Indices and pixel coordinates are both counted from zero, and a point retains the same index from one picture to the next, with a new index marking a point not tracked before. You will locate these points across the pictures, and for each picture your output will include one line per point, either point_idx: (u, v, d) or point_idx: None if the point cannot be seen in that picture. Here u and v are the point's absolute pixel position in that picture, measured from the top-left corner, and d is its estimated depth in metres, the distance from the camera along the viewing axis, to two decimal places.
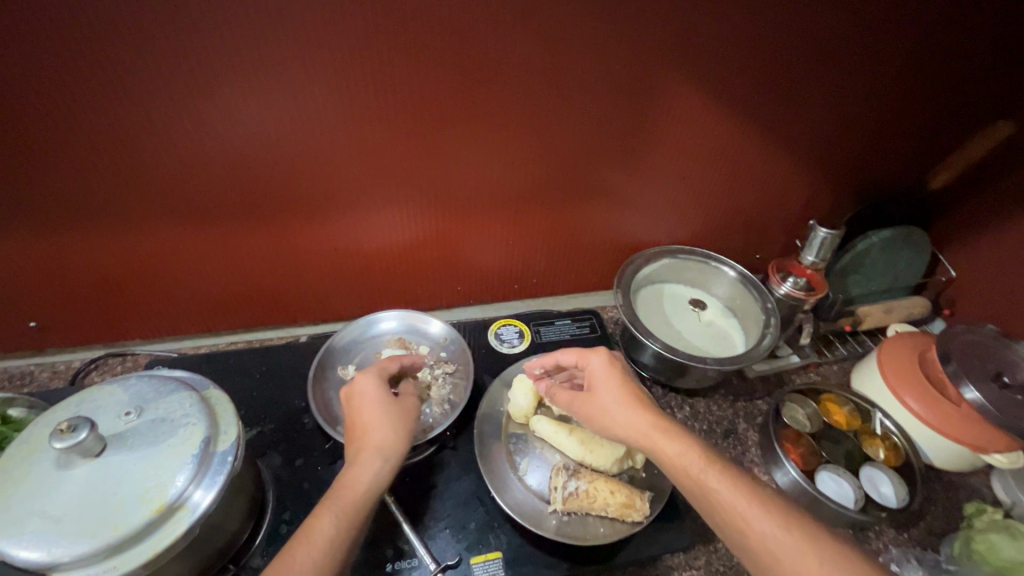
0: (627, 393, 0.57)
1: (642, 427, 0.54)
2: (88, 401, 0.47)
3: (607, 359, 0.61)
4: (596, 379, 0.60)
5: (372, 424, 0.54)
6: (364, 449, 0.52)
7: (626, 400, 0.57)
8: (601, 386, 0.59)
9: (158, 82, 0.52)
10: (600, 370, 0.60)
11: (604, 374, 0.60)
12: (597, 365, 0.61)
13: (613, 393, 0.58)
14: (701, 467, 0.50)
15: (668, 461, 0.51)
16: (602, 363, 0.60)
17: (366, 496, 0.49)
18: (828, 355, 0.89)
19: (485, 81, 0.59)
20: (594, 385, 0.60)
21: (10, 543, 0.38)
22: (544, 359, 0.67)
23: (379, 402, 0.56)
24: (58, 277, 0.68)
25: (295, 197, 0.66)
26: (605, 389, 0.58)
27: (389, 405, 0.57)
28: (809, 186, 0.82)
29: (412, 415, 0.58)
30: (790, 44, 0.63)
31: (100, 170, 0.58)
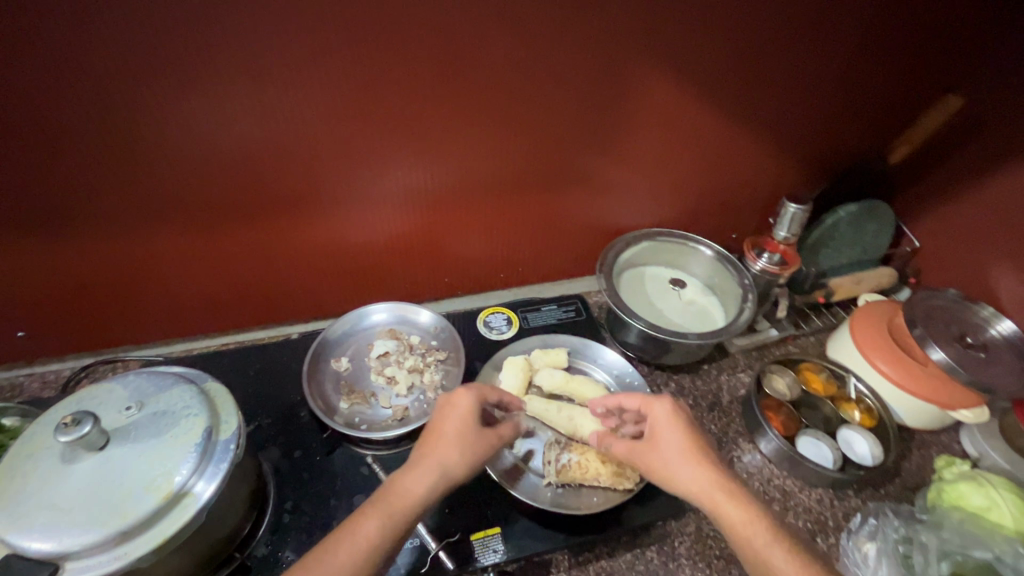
0: (691, 448, 0.54)
1: (705, 485, 0.51)
2: (88, 399, 0.48)
3: (673, 407, 0.57)
4: (659, 428, 0.56)
5: (453, 443, 0.53)
6: (428, 463, 0.52)
7: (689, 457, 0.53)
8: (662, 436, 0.55)
9: (139, 84, 0.53)
10: (663, 416, 0.56)
11: (668, 423, 0.56)
12: (661, 412, 0.57)
13: (675, 447, 0.54)
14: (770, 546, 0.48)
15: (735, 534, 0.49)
16: (666, 410, 0.57)
17: (417, 505, 0.49)
18: (805, 328, 0.92)
19: (462, 74, 0.61)
20: (654, 434, 0.56)
21: (22, 535, 0.39)
22: (606, 399, 0.63)
23: (463, 428, 0.54)
24: (45, 285, 0.68)
25: (280, 195, 0.67)
26: (665, 442, 0.55)
27: (470, 438, 0.54)
28: (779, 165, 0.86)
29: (484, 453, 0.55)
30: (754, 27, 0.65)
31: (84, 175, 0.58)
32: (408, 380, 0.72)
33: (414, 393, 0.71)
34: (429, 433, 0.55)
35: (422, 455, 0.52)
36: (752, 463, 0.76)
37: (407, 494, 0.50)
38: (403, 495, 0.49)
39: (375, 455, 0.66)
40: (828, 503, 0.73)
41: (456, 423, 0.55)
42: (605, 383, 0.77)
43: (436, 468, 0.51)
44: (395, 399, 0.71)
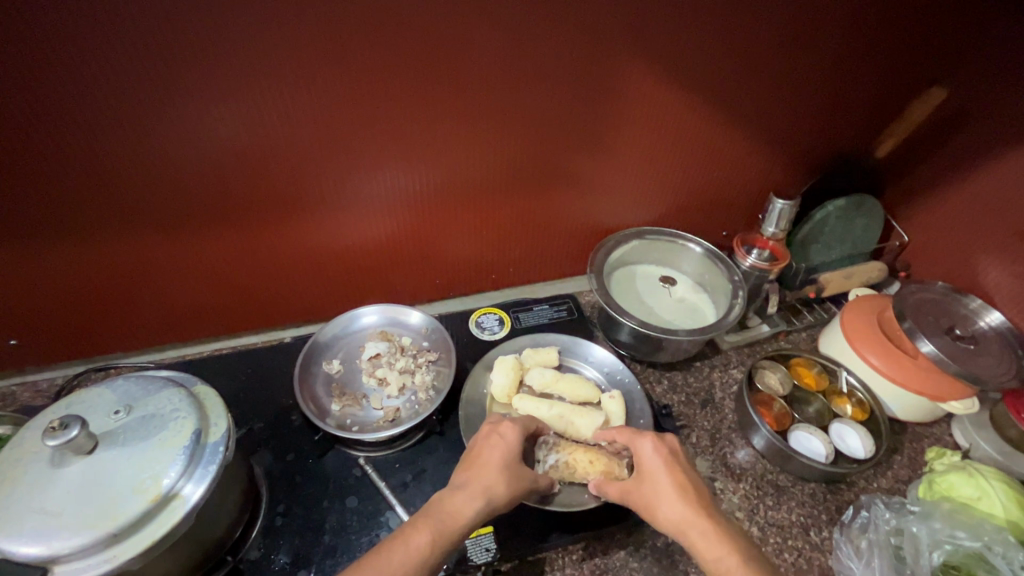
0: (679, 487, 0.53)
1: (683, 524, 0.51)
2: (77, 403, 0.48)
3: (658, 443, 0.57)
4: (645, 463, 0.56)
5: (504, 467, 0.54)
6: (481, 483, 0.52)
7: (675, 496, 0.53)
8: (647, 472, 0.55)
9: (124, 89, 0.53)
10: (648, 454, 0.56)
11: (654, 458, 0.56)
12: (646, 449, 0.57)
13: (662, 487, 0.54)
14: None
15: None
16: (651, 449, 0.57)
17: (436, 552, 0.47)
18: (797, 324, 0.92)
19: (447, 77, 0.62)
20: (642, 471, 0.56)
21: (10, 540, 0.39)
22: (606, 432, 0.62)
23: (511, 456, 0.56)
24: (36, 293, 0.68)
25: (268, 200, 0.68)
26: (653, 483, 0.54)
27: (517, 466, 0.55)
28: (766, 163, 0.86)
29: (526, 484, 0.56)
30: (737, 24, 0.66)
31: (72, 182, 0.59)
32: (399, 381, 0.72)
33: (406, 395, 0.72)
34: (472, 458, 0.55)
35: (473, 476, 0.53)
36: (745, 459, 0.76)
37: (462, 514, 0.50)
38: (456, 512, 0.50)
39: (367, 457, 0.66)
40: (821, 497, 0.73)
41: (510, 451, 0.56)
42: (596, 380, 0.78)
43: (488, 490, 0.52)
44: (387, 401, 0.71)
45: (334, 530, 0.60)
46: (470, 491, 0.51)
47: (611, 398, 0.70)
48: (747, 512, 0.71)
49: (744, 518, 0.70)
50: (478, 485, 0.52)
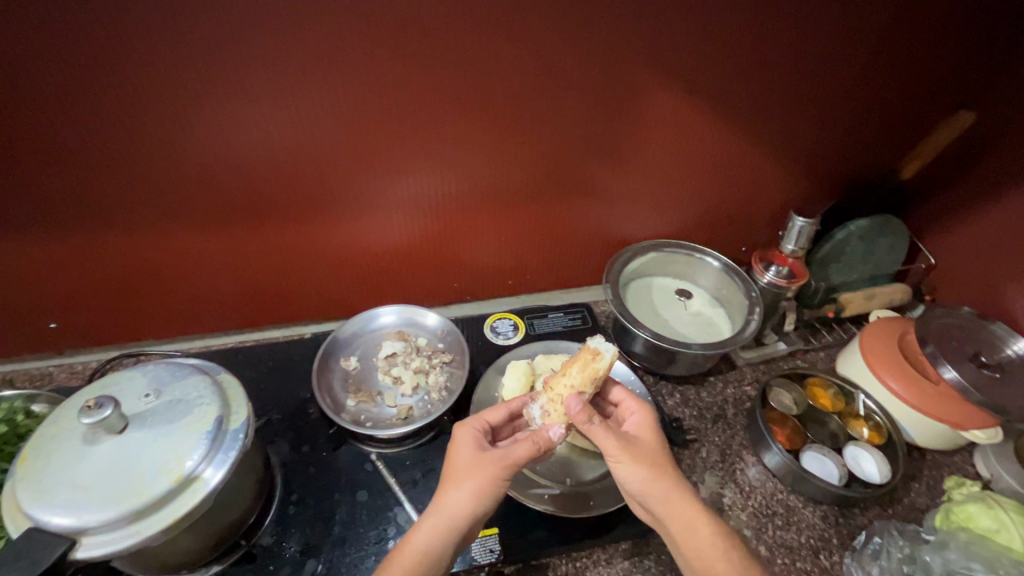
0: (668, 459, 0.55)
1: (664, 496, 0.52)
2: (111, 385, 0.51)
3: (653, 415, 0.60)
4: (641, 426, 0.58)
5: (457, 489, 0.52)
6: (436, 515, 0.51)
7: (663, 465, 0.54)
8: (642, 435, 0.57)
9: (168, 89, 0.56)
10: (646, 423, 0.58)
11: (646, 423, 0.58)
12: (644, 416, 0.59)
13: (655, 453, 0.55)
14: (729, 557, 0.51)
15: (698, 544, 0.51)
16: (648, 419, 0.59)
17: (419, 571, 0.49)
18: (815, 342, 0.91)
19: (473, 86, 0.64)
20: (636, 435, 0.57)
21: (44, 509, 0.42)
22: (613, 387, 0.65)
23: (460, 464, 0.54)
24: (77, 279, 0.72)
25: (296, 199, 0.70)
26: (644, 447, 0.55)
27: (468, 469, 0.53)
28: (789, 179, 0.86)
29: (492, 474, 0.52)
30: (761, 41, 0.66)
31: (116, 175, 0.62)
32: (413, 381, 0.73)
33: (419, 394, 0.73)
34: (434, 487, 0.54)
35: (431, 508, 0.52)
36: (755, 477, 0.75)
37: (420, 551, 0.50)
38: (412, 551, 0.50)
39: (379, 453, 0.68)
40: (833, 521, 0.72)
41: (460, 471, 0.53)
42: None
43: (444, 520, 0.51)
44: (400, 399, 0.73)
45: (344, 522, 0.61)
46: (424, 529, 0.51)
47: None
48: (754, 530, 0.70)
49: (751, 537, 0.69)
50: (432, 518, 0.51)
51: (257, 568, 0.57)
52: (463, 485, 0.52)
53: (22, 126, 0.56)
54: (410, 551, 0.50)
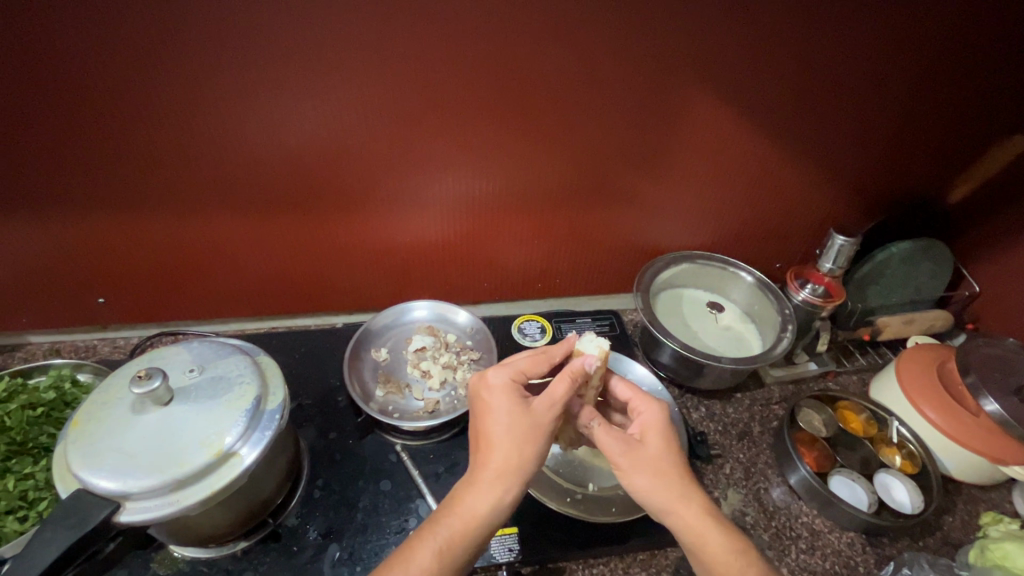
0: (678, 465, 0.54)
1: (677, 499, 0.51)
2: (159, 359, 0.53)
3: (662, 416, 0.57)
4: (649, 429, 0.56)
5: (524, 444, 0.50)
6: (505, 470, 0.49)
7: (669, 472, 0.53)
8: (652, 439, 0.55)
9: (227, 79, 0.59)
10: (654, 424, 0.56)
11: (657, 426, 0.56)
12: (654, 418, 0.57)
13: (660, 460, 0.53)
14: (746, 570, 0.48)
15: (712, 556, 0.49)
16: (655, 423, 0.56)
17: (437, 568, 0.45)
18: (847, 365, 0.89)
19: (518, 88, 0.65)
20: (642, 438, 0.55)
21: (93, 472, 0.44)
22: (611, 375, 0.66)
23: (511, 419, 0.50)
24: (127, 257, 0.75)
25: (339, 192, 0.72)
26: (648, 451, 0.54)
27: (522, 425, 0.50)
28: (830, 198, 0.84)
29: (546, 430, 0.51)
30: (808, 55, 0.66)
31: (173, 159, 0.65)
32: (442, 375, 0.75)
33: (446, 389, 0.74)
34: (483, 440, 0.50)
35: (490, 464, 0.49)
36: (780, 498, 0.74)
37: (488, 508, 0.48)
38: (467, 516, 0.47)
39: (403, 444, 0.69)
40: (860, 548, 0.70)
41: (526, 422, 0.50)
42: None
43: (509, 477, 0.48)
44: (428, 392, 0.74)
45: (367, 509, 0.62)
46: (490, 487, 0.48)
47: None
48: (777, 551, 0.69)
49: (773, 558, 0.68)
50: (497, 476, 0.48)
51: (282, 547, 0.59)
52: (529, 438, 0.50)
53: (91, 110, 0.59)
54: (468, 513, 0.47)
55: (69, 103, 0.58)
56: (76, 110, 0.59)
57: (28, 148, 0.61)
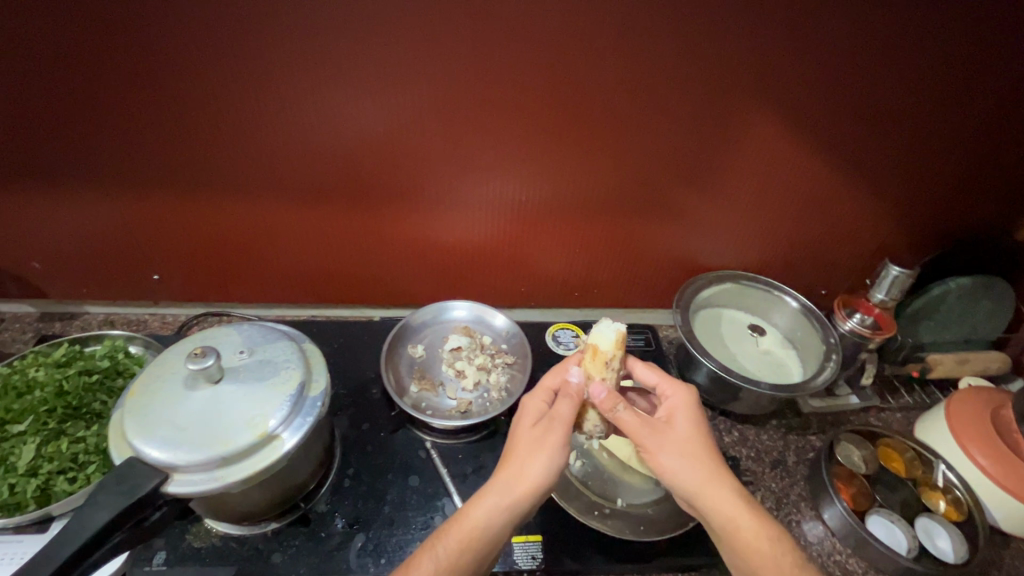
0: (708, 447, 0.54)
1: (707, 479, 0.52)
2: (211, 338, 0.55)
3: (689, 399, 0.58)
4: (676, 412, 0.57)
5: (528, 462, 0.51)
6: (505, 488, 0.49)
7: (699, 453, 0.54)
8: (679, 421, 0.56)
9: (295, 73, 0.61)
10: (681, 407, 0.58)
11: (684, 410, 0.57)
12: (682, 401, 0.58)
13: (687, 440, 0.54)
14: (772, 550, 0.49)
15: (742, 541, 0.50)
16: (683, 406, 0.58)
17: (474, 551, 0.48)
18: (891, 402, 0.86)
19: (573, 96, 0.65)
20: (670, 419, 0.57)
21: (145, 442, 0.46)
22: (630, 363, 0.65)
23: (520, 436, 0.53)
24: (183, 237, 0.78)
25: (388, 187, 0.74)
26: (677, 431, 0.55)
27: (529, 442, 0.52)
28: (885, 226, 0.81)
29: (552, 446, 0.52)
30: (873, 79, 0.65)
31: (235, 146, 0.67)
32: (476, 376, 0.75)
33: (479, 391, 0.74)
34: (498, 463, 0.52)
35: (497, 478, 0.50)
36: (812, 533, 0.71)
37: (487, 519, 0.48)
38: (468, 523, 0.48)
39: (433, 441, 0.70)
40: None
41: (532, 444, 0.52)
42: None
43: (513, 496, 0.49)
44: (461, 392, 0.74)
45: (394, 503, 0.63)
46: (489, 501, 0.49)
47: None
48: None
49: None
50: (498, 489, 0.50)
51: (310, 531, 0.60)
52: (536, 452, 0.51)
53: (166, 94, 0.62)
54: (471, 522, 0.48)
55: (147, 87, 0.61)
56: (153, 94, 0.62)
57: (106, 127, 0.65)
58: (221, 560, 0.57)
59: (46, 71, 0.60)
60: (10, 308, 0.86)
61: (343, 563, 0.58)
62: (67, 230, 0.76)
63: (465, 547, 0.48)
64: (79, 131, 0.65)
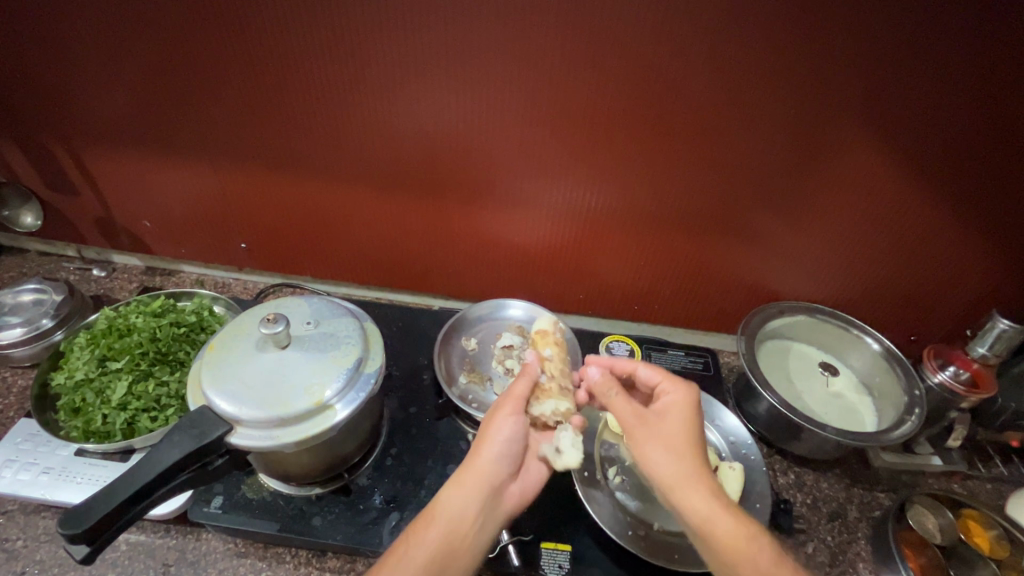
0: (692, 446, 0.53)
1: (678, 478, 0.51)
2: (283, 306, 0.59)
3: (689, 397, 0.57)
4: (668, 413, 0.56)
5: (493, 450, 0.54)
6: (484, 483, 0.52)
7: (683, 452, 0.52)
8: (669, 419, 0.55)
9: (385, 67, 0.64)
10: (679, 404, 0.56)
11: (677, 410, 0.56)
12: (680, 398, 0.57)
13: (674, 436, 0.53)
14: (755, 557, 0.46)
15: (718, 540, 0.47)
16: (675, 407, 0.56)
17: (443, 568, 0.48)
18: (981, 470, 0.77)
19: (654, 106, 0.64)
20: (663, 414, 0.56)
21: (217, 393, 0.50)
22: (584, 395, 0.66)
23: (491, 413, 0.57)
24: (270, 212, 0.84)
25: (462, 182, 0.76)
26: (667, 427, 0.54)
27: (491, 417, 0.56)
28: (998, 276, 0.72)
29: (503, 411, 0.56)
30: (1004, 111, 0.58)
31: (325, 132, 0.72)
32: None
33: None
34: (470, 454, 0.54)
35: (471, 472, 0.52)
36: None
37: (455, 546, 0.49)
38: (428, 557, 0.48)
39: (475, 434, 0.71)
40: None
41: (506, 399, 0.57)
42: (717, 446, 0.73)
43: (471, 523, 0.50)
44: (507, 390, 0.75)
45: (430, 488, 0.65)
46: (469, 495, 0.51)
47: (730, 468, 0.68)
48: None
49: None
50: (479, 486, 0.51)
51: (349, 502, 0.63)
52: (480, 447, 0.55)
53: (273, 78, 0.67)
54: (446, 512, 0.50)
55: (253, 73, 0.67)
56: (261, 80, 0.68)
57: (218, 106, 0.71)
58: (269, 514, 0.61)
59: (177, 51, 0.66)
60: (121, 260, 0.96)
61: (376, 537, 0.60)
62: (176, 196, 0.84)
63: (448, 538, 0.49)
64: (193, 108, 0.72)
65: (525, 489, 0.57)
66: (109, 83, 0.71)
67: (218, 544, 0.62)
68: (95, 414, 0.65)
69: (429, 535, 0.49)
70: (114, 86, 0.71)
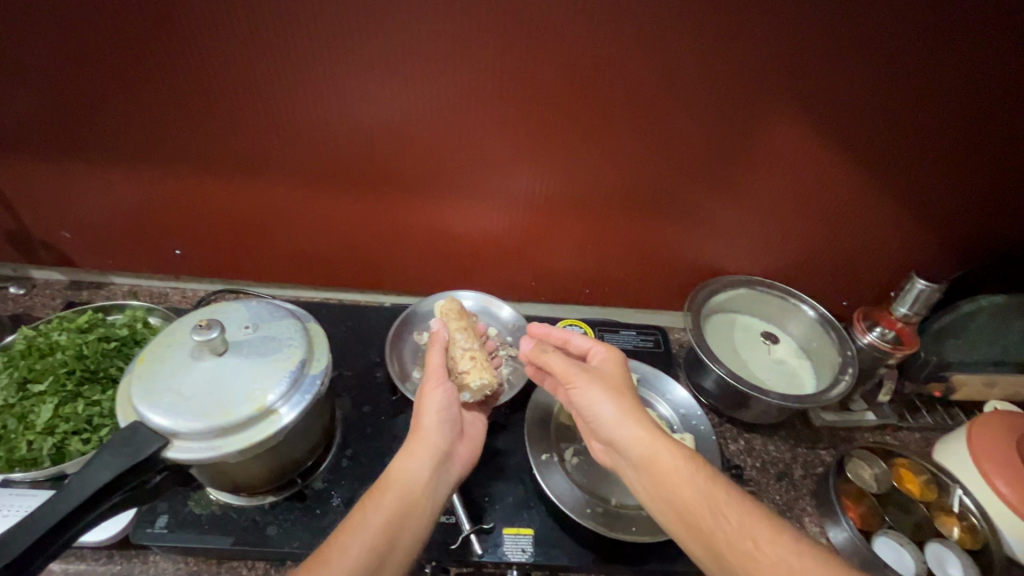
0: (629, 389, 0.60)
1: (620, 414, 0.56)
2: (220, 311, 0.56)
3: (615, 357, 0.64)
4: (608, 367, 0.62)
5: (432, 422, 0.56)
6: (430, 450, 0.54)
7: (621, 391, 0.58)
8: (612, 371, 0.62)
9: (311, 59, 0.62)
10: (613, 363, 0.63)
11: (613, 365, 0.63)
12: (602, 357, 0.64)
13: (610, 379, 0.60)
14: (693, 478, 0.51)
15: (660, 467, 0.52)
16: (593, 387, 0.58)
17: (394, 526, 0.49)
18: (910, 421, 0.83)
19: (587, 91, 0.64)
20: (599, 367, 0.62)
21: (152, 408, 0.47)
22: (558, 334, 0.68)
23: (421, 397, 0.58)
24: (203, 215, 0.80)
25: (403, 175, 0.74)
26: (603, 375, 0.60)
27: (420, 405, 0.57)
28: (913, 240, 0.78)
29: (428, 390, 0.58)
30: (907, 84, 0.62)
31: (254, 129, 0.69)
32: None
33: None
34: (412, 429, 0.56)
35: (419, 442, 0.54)
36: None
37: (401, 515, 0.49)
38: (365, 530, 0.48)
39: None
40: None
41: (428, 375, 0.59)
42: (669, 419, 0.75)
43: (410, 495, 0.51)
44: None
45: None
46: (419, 463, 0.53)
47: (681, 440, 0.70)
48: None
49: None
50: (428, 455, 0.54)
51: (306, 507, 0.61)
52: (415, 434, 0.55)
53: (193, 73, 0.64)
54: (398, 481, 0.51)
55: (169, 70, 0.63)
56: (179, 77, 0.64)
57: (133, 105, 0.67)
58: (220, 528, 0.59)
59: (80, 49, 0.62)
60: (41, 275, 0.90)
61: None
62: (96, 205, 0.79)
63: (400, 505, 0.50)
64: (105, 109, 0.67)
65: (473, 453, 0.60)
66: (4, 82, 0.65)
67: (168, 565, 0.60)
68: (19, 440, 0.59)
69: (374, 516, 0.49)
70: (12, 89, 0.65)
